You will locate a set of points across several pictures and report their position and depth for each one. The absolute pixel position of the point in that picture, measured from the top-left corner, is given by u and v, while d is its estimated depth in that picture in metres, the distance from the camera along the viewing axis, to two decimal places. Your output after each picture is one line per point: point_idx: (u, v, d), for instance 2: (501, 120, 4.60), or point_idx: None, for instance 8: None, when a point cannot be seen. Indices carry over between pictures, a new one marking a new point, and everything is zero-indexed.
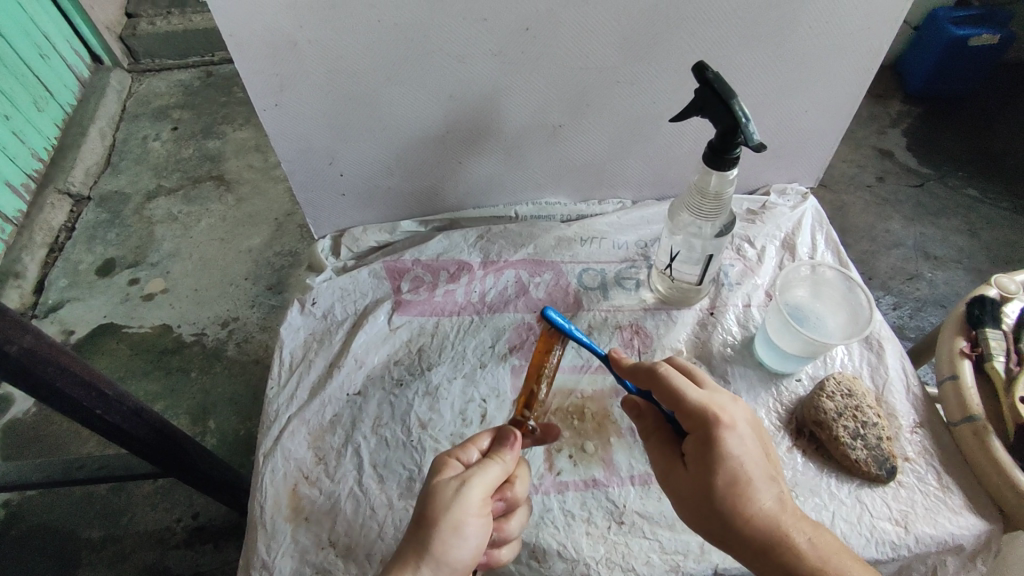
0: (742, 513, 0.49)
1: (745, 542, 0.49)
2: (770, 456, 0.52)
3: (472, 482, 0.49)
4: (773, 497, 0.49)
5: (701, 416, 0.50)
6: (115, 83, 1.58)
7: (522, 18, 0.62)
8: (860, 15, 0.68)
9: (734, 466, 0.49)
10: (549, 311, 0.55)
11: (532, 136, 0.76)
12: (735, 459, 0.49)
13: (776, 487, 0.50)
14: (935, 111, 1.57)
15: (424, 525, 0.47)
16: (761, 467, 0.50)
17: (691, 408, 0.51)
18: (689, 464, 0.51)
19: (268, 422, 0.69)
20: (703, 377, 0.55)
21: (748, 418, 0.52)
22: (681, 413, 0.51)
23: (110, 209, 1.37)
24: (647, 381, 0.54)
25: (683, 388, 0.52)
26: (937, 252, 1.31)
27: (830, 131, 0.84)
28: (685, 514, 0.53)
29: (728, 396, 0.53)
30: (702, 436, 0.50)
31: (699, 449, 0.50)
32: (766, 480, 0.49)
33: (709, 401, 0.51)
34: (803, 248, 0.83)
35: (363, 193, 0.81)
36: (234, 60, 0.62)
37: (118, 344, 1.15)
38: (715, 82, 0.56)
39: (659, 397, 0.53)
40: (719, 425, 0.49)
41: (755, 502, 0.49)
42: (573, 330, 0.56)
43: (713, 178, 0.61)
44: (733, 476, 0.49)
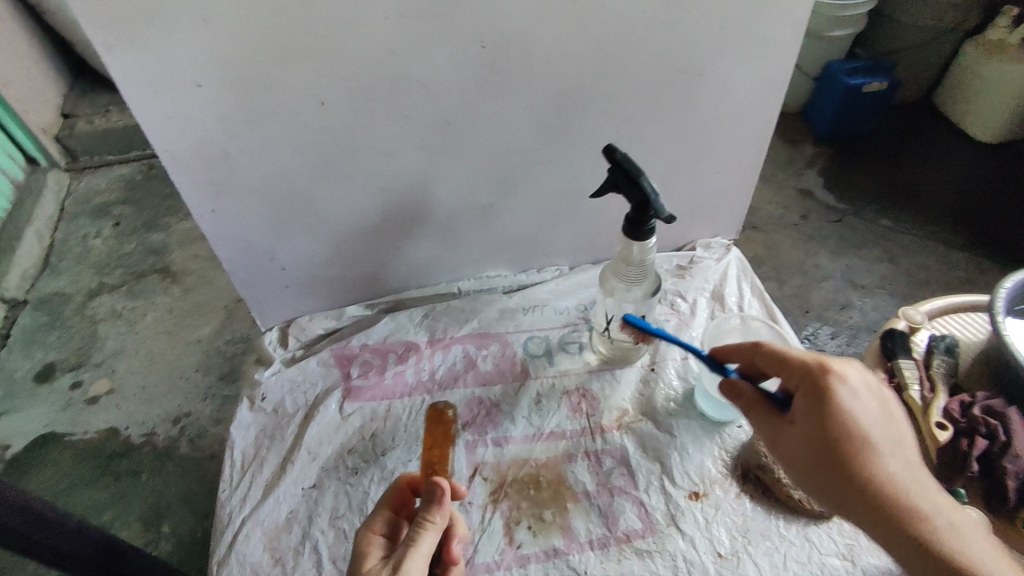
0: (866, 468, 0.52)
1: (860, 496, 0.52)
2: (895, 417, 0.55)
3: (404, 566, 0.50)
4: (895, 461, 0.53)
5: (812, 371, 0.55)
6: (51, 184, 1.57)
7: (443, 114, 0.67)
8: (747, 89, 0.76)
9: (844, 419, 0.53)
10: (631, 316, 0.70)
11: (467, 216, 0.80)
12: (848, 410, 0.53)
13: (891, 440, 0.53)
14: (844, 151, 1.71)
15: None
16: (881, 418, 0.53)
17: (804, 366, 0.55)
18: (798, 419, 0.55)
19: (221, 526, 0.67)
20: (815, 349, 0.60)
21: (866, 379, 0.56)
22: (790, 370, 0.56)
23: (48, 312, 1.34)
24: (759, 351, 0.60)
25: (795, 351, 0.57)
26: (863, 281, 1.40)
27: (742, 187, 0.91)
28: (798, 473, 0.55)
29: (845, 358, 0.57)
30: (812, 391, 0.54)
31: (809, 403, 0.54)
32: (890, 437, 0.53)
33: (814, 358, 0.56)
34: (730, 297, 0.88)
35: (308, 284, 0.82)
36: (169, 173, 0.64)
37: (60, 454, 1.11)
38: (624, 162, 0.61)
39: (768, 363, 0.59)
40: (834, 379, 0.54)
41: (885, 455, 0.53)
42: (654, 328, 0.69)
43: (635, 248, 0.66)
44: (849, 430, 0.52)
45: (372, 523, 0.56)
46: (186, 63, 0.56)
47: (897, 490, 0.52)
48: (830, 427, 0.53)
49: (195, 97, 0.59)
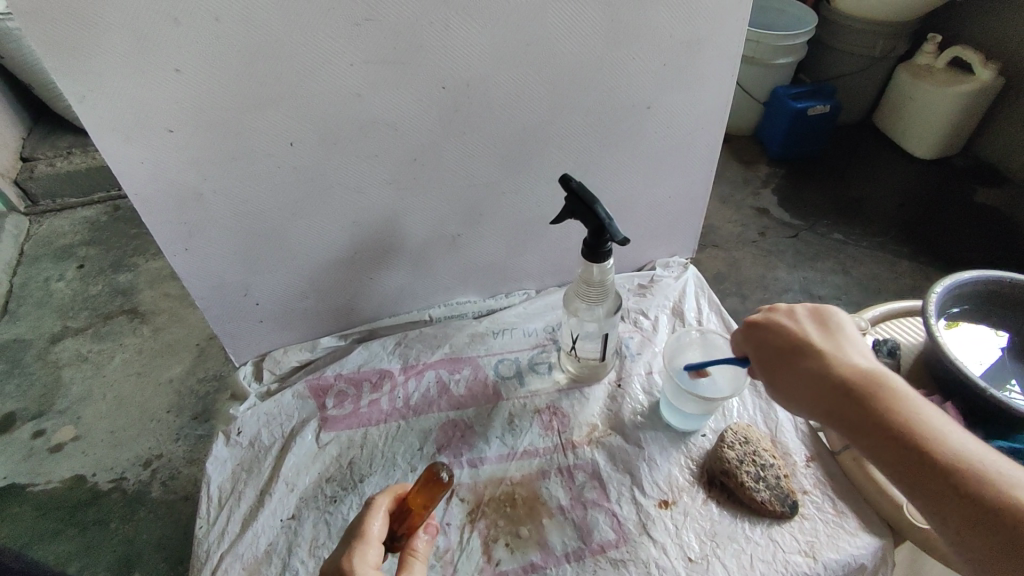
0: (812, 367, 0.56)
1: (815, 390, 0.55)
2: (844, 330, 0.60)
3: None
4: (816, 360, 0.56)
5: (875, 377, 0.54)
6: (11, 228, 1.56)
7: (408, 151, 0.71)
8: (692, 119, 0.82)
9: (778, 336, 0.60)
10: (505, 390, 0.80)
11: (436, 246, 0.84)
12: (773, 331, 0.60)
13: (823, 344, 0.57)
14: (794, 171, 1.81)
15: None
16: (818, 330, 0.59)
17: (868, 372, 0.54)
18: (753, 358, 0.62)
19: (199, 563, 0.67)
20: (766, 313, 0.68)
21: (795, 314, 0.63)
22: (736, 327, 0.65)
23: (9, 358, 1.31)
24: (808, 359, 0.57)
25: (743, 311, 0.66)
26: (819, 292, 1.47)
27: (695, 209, 0.97)
28: (784, 402, 0.59)
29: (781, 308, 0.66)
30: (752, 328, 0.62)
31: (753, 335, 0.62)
32: (830, 338, 0.58)
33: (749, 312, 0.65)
34: (690, 313, 0.93)
35: (281, 317, 0.84)
36: (141, 215, 0.66)
37: (25, 503, 1.08)
38: (579, 190, 0.65)
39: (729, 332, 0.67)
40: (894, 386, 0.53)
41: (840, 355, 0.56)
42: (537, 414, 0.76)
43: (595, 270, 0.70)
44: (784, 341, 0.59)
45: (365, 550, 0.52)
46: (158, 111, 0.59)
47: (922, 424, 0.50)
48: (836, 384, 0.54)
49: (167, 142, 0.61)
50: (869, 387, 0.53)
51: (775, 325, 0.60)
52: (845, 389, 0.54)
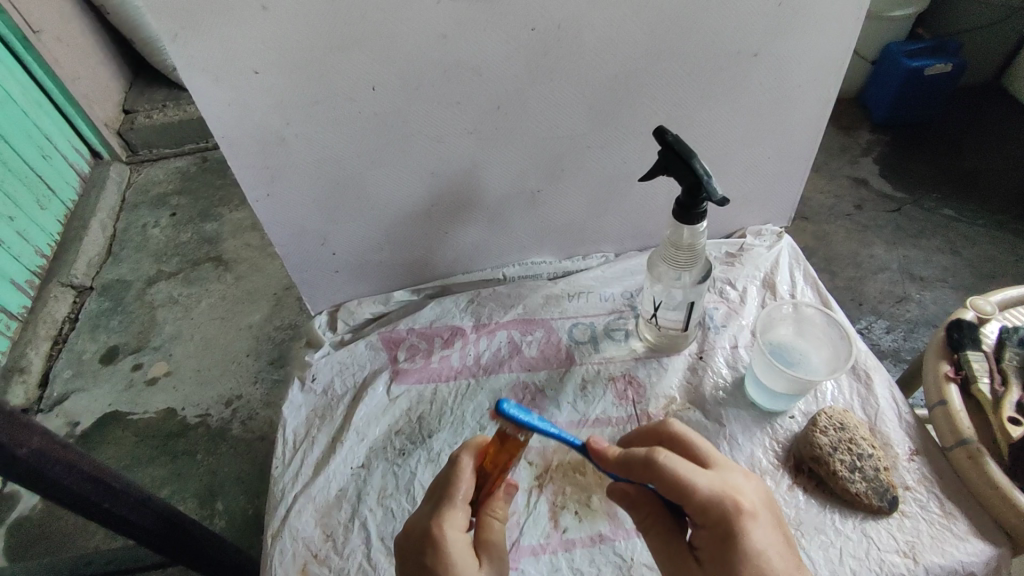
0: None
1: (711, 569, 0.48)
2: (789, 537, 0.51)
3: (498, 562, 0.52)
4: None
5: (714, 503, 0.48)
6: (114, 176, 1.64)
7: (491, 97, 0.67)
8: (804, 71, 0.74)
9: (757, 558, 0.47)
10: (506, 403, 0.49)
11: (512, 202, 0.80)
12: (759, 550, 0.47)
13: (800, 572, 0.48)
14: (902, 137, 1.63)
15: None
16: (783, 552, 0.48)
17: (704, 494, 0.48)
18: (706, 556, 0.49)
19: (275, 501, 0.69)
20: (712, 457, 0.53)
21: (764, 500, 0.51)
22: (695, 504, 0.49)
23: (112, 297, 1.40)
24: (645, 473, 0.51)
25: (697, 479, 0.49)
26: (922, 272, 1.34)
27: (795, 173, 0.88)
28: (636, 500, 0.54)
29: (741, 476, 0.52)
30: (720, 529, 0.48)
31: (721, 544, 0.48)
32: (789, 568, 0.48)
33: (724, 488, 0.49)
34: (783, 286, 0.86)
35: (356, 269, 0.84)
36: (228, 159, 0.66)
37: (123, 431, 1.16)
38: (675, 144, 0.59)
39: (666, 492, 0.50)
40: (738, 512, 0.48)
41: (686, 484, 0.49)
42: (537, 420, 0.50)
43: (685, 232, 0.65)
44: (760, 571, 0.47)
45: (456, 519, 0.51)
46: (246, 51, 0.58)
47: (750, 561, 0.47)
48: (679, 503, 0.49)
49: (253, 83, 0.60)
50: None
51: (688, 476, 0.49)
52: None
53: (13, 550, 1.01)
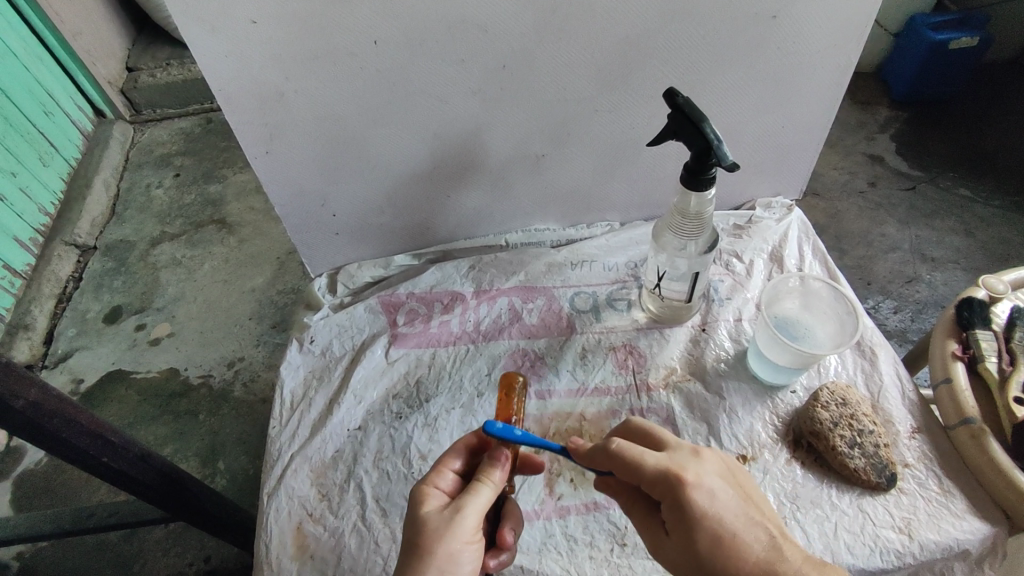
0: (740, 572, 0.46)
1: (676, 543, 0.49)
2: (755, 503, 0.51)
3: (464, 510, 0.49)
4: (767, 545, 0.47)
5: (661, 478, 0.49)
6: (118, 135, 1.62)
7: (498, 57, 0.65)
8: (823, 35, 0.71)
9: (712, 521, 0.47)
10: (491, 423, 0.52)
11: (516, 167, 0.78)
12: (713, 515, 0.47)
13: (763, 529, 0.48)
14: (922, 114, 1.59)
15: (418, 553, 0.47)
16: (739, 514, 0.48)
17: (652, 473, 0.49)
18: (670, 532, 0.50)
19: (271, 461, 0.70)
20: (665, 438, 0.54)
21: (719, 473, 0.51)
22: (645, 482, 0.50)
23: (116, 257, 1.40)
24: (605, 464, 0.52)
25: (640, 455, 0.50)
26: (933, 253, 1.31)
27: (809, 144, 0.85)
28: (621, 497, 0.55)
29: (691, 451, 0.52)
30: (673, 503, 0.48)
31: (676, 516, 0.48)
32: (750, 529, 0.48)
33: (668, 462, 0.49)
34: (790, 259, 0.84)
35: (357, 231, 0.83)
36: (225, 113, 0.65)
37: (126, 390, 1.17)
38: (686, 107, 0.57)
39: (621, 475, 0.51)
40: (683, 484, 0.48)
41: (635, 466, 0.50)
42: (519, 434, 0.51)
43: (692, 200, 0.63)
44: (713, 534, 0.47)
45: (435, 477, 0.53)
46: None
47: (707, 528, 0.47)
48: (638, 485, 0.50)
49: (251, 35, 0.58)
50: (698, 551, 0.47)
51: (639, 460, 0.50)
52: (699, 552, 0.48)
53: (20, 502, 1.02)
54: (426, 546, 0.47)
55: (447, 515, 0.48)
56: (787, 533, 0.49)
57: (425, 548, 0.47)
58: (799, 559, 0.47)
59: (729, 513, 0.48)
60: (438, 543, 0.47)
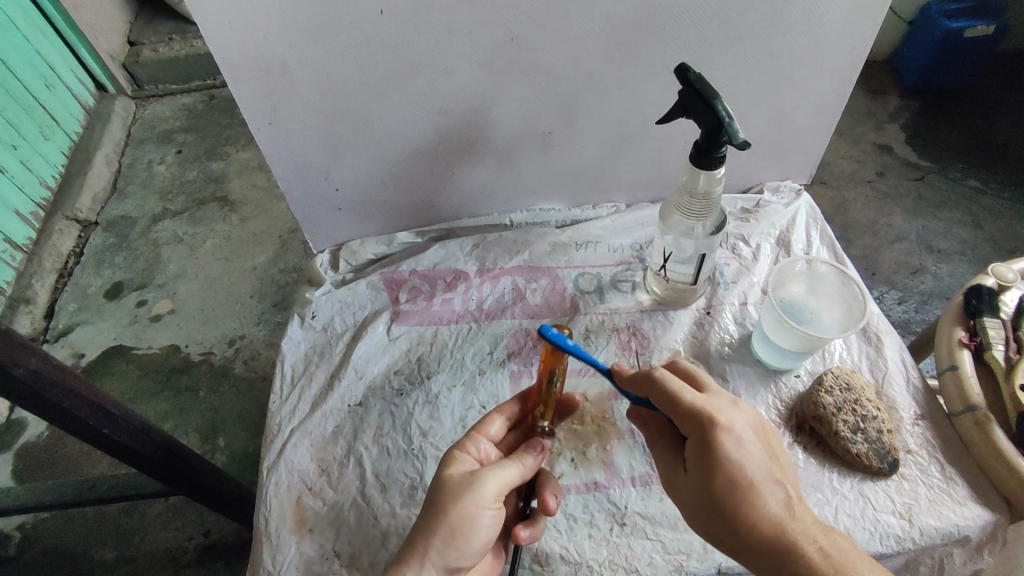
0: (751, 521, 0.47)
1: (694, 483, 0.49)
2: (780, 460, 0.50)
3: (486, 478, 0.49)
4: (782, 503, 0.47)
5: (695, 417, 0.48)
6: (119, 110, 1.60)
7: (506, 29, 0.64)
8: (838, 14, 0.69)
9: (734, 470, 0.47)
10: (547, 328, 0.52)
11: (522, 144, 0.77)
12: (736, 463, 0.47)
13: (782, 488, 0.48)
14: (933, 103, 1.56)
15: (436, 513, 0.48)
16: (765, 468, 0.48)
17: (687, 409, 0.49)
18: (689, 470, 0.50)
19: (271, 435, 0.69)
20: (708, 383, 0.53)
21: (753, 425, 0.50)
22: (678, 416, 0.50)
23: (117, 233, 1.39)
24: (644, 389, 0.52)
25: (679, 391, 0.50)
26: (940, 244, 1.30)
27: (820, 127, 0.84)
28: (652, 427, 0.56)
29: (730, 399, 0.51)
30: (700, 443, 0.48)
31: (700, 456, 0.48)
32: (769, 483, 0.48)
33: (706, 404, 0.49)
34: (798, 244, 0.83)
35: (360, 206, 0.82)
36: (228, 81, 0.64)
37: (127, 365, 1.17)
38: (697, 83, 0.56)
39: (657, 404, 0.51)
40: (714, 428, 0.48)
41: (674, 399, 0.50)
42: (570, 344, 0.52)
43: (701, 179, 0.62)
44: (734, 482, 0.47)
45: (468, 444, 0.55)
46: None
47: (728, 475, 0.47)
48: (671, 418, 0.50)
49: (254, 0, 0.57)
50: (714, 493, 0.48)
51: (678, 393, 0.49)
52: (715, 495, 0.48)
53: (21, 474, 1.03)
54: (445, 505, 0.48)
55: (470, 481, 0.49)
56: (803, 495, 0.49)
57: (443, 508, 0.48)
58: (808, 521, 0.47)
59: (753, 463, 0.48)
60: (455, 504, 0.48)
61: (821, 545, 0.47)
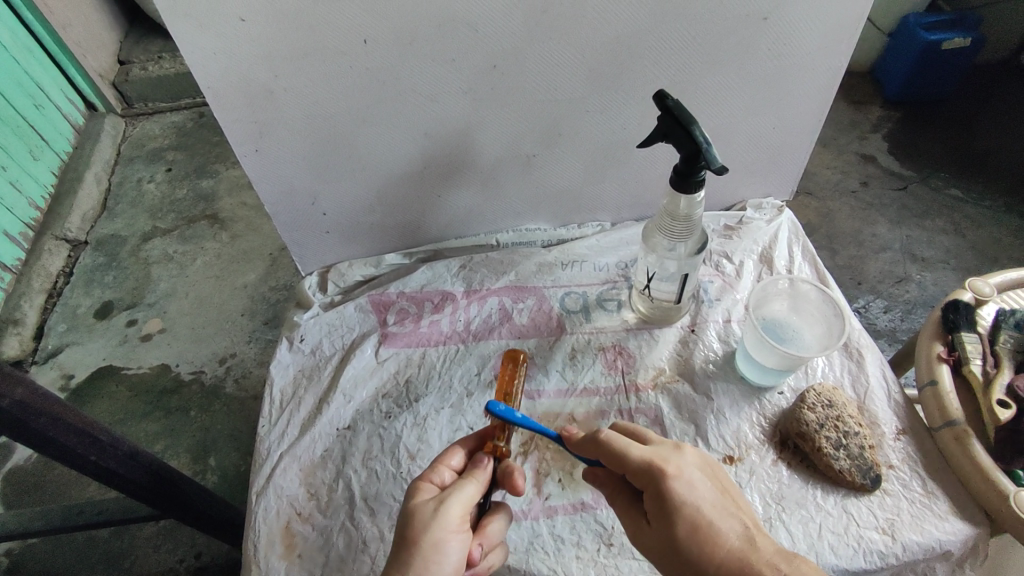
0: (714, 561, 0.47)
1: (657, 533, 0.50)
2: (731, 496, 0.51)
3: (448, 502, 0.50)
4: (741, 533, 0.48)
5: (645, 468, 0.50)
6: (109, 128, 1.60)
7: (488, 56, 0.65)
8: (813, 38, 0.71)
9: (690, 513, 0.48)
10: (496, 405, 0.54)
11: (507, 167, 0.78)
12: (690, 503, 0.49)
13: (738, 520, 0.49)
14: (914, 114, 1.59)
15: (405, 544, 0.48)
16: (718, 505, 0.49)
17: (636, 463, 0.50)
18: (652, 521, 0.50)
19: (260, 460, 0.70)
20: (649, 433, 0.55)
21: (699, 465, 0.52)
22: (630, 473, 0.51)
23: (107, 252, 1.39)
24: (593, 450, 0.53)
25: (627, 447, 0.51)
26: (924, 253, 1.32)
27: (800, 145, 0.86)
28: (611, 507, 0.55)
29: (672, 444, 0.53)
30: (653, 492, 0.50)
31: (657, 504, 0.49)
32: (727, 522, 0.49)
33: (652, 455, 0.51)
34: (780, 260, 0.84)
35: (347, 229, 0.83)
36: (214, 110, 0.64)
37: (117, 386, 1.16)
38: (675, 109, 0.57)
39: (609, 465, 0.52)
40: (664, 475, 0.49)
41: (624, 457, 0.51)
42: (519, 416, 0.54)
43: (682, 202, 0.63)
44: (693, 521, 0.48)
45: (430, 473, 0.55)
46: None
47: (689, 520, 0.48)
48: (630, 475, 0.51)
49: (240, 33, 0.58)
50: (680, 542, 0.48)
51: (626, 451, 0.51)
52: (677, 542, 0.48)
53: (10, 498, 1.02)
54: (413, 538, 0.48)
55: (433, 508, 0.50)
56: (761, 527, 0.50)
57: (410, 539, 0.48)
58: (768, 551, 0.48)
59: (711, 507, 0.49)
60: (422, 531, 0.48)
61: (785, 571, 0.46)
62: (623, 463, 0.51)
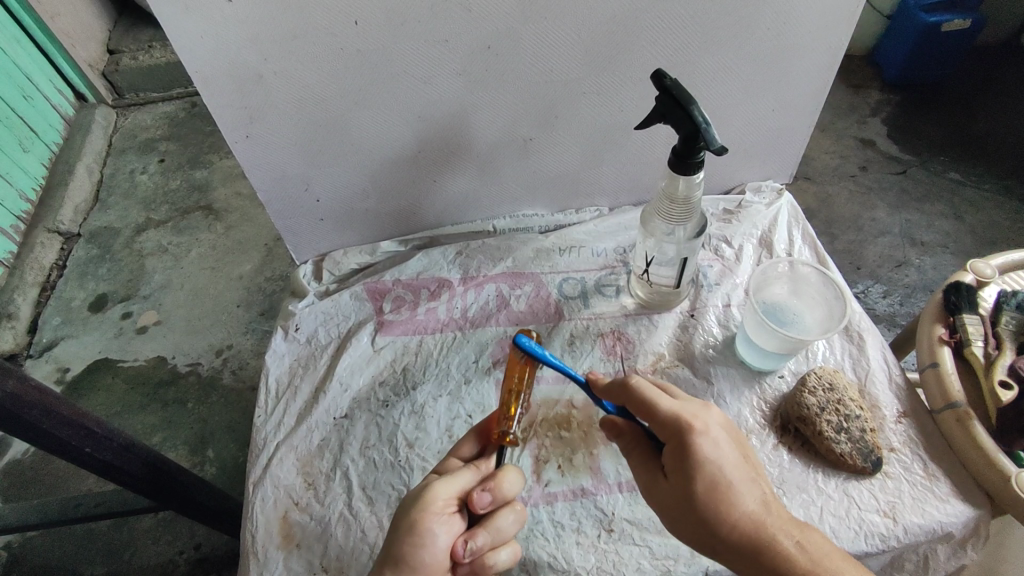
0: (727, 517, 0.47)
1: (678, 493, 0.48)
2: (751, 458, 0.50)
3: (434, 483, 0.51)
4: (758, 499, 0.48)
5: (674, 422, 0.49)
6: (100, 119, 1.58)
7: (483, 37, 0.63)
8: (813, 17, 0.69)
9: (712, 471, 0.47)
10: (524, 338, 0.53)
11: (501, 152, 0.77)
12: (715, 463, 0.47)
13: (759, 488, 0.48)
14: (914, 97, 1.57)
15: (394, 526, 0.50)
16: (740, 469, 0.48)
17: (663, 415, 0.49)
18: (669, 476, 0.49)
19: (257, 450, 0.69)
20: (679, 392, 0.54)
21: (724, 423, 0.50)
22: (656, 423, 0.50)
23: (101, 244, 1.38)
24: (621, 396, 0.53)
25: (656, 400, 0.50)
26: (923, 237, 1.31)
27: (799, 128, 0.85)
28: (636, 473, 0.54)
29: (701, 403, 0.51)
30: (677, 447, 0.48)
31: (679, 462, 0.48)
32: (747, 485, 0.48)
33: (681, 410, 0.49)
34: (780, 244, 0.83)
35: (342, 217, 0.82)
36: (202, 95, 0.63)
37: (113, 378, 1.15)
38: (674, 89, 0.56)
39: (634, 412, 0.52)
40: (693, 431, 0.48)
41: (655, 406, 0.50)
42: (548, 354, 0.53)
43: (681, 183, 0.62)
44: (715, 481, 0.47)
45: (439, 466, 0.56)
46: None
47: (714, 484, 0.47)
48: (667, 428, 0.49)
49: (227, 14, 0.56)
50: (704, 501, 0.47)
51: (654, 405, 0.50)
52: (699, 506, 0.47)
53: (6, 492, 1.01)
54: (400, 519, 0.49)
55: (421, 490, 0.51)
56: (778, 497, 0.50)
57: (398, 523, 0.49)
58: (780, 518, 0.48)
59: (737, 477, 0.48)
60: (404, 513, 0.49)
61: (798, 539, 0.47)
62: (654, 413, 0.50)
